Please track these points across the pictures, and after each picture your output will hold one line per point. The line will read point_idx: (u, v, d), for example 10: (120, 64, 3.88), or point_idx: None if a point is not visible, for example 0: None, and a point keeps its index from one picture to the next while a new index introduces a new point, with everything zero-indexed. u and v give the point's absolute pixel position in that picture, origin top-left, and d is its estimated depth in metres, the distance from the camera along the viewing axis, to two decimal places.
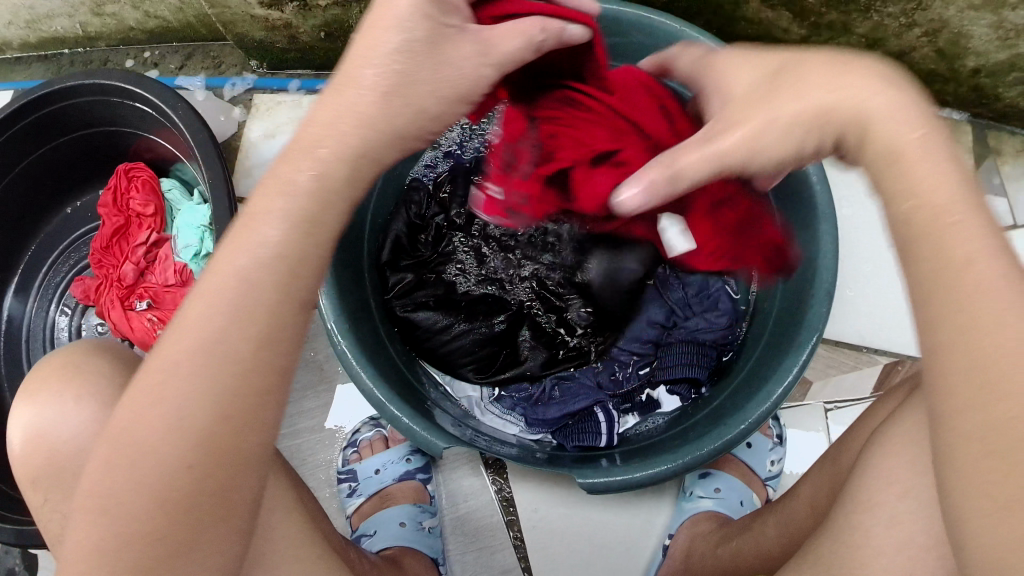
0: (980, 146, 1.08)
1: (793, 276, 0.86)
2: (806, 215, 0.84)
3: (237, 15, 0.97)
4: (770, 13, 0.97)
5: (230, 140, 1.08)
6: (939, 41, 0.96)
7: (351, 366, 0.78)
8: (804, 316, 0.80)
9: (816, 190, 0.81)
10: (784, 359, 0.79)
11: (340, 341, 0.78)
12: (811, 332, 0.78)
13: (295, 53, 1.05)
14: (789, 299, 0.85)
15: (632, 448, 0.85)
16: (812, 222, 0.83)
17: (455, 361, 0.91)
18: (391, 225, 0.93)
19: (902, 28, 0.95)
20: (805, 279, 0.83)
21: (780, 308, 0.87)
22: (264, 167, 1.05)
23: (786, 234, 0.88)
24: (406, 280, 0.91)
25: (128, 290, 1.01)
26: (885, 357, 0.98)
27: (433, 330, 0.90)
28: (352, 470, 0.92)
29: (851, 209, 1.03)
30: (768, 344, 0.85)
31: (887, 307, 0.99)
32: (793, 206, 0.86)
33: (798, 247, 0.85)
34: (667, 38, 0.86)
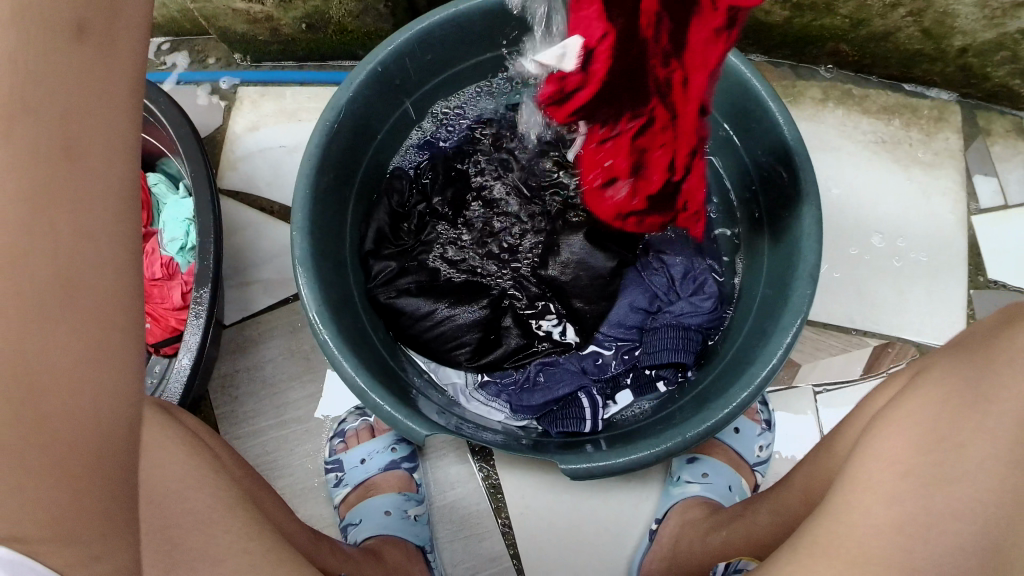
0: (969, 125, 1.08)
1: (778, 258, 0.85)
2: (785, 200, 0.84)
3: (219, 9, 0.99)
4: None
5: (213, 132, 1.08)
6: (924, 20, 0.96)
7: (333, 355, 0.78)
8: (788, 299, 0.79)
9: (797, 172, 0.81)
10: (769, 338, 0.79)
11: (321, 332, 0.78)
12: (796, 314, 0.77)
13: (277, 45, 1.07)
14: (775, 281, 0.84)
15: (618, 433, 0.85)
16: (795, 201, 0.82)
17: (440, 347, 0.91)
18: (373, 216, 0.94)
19: (886, 7, 0.95)
20: (790, 261, 0.82)
21: (765, 291, 0.86)
22: (250, 159, 1.05)
23: (768, 210, 0.88)
24: (389, 266, 0.91)
25: None
26: (875, 340, 0.98)
27: (415, 316, 0.90)
28: (339, 460, 0.92)
29: (840, 188, 1.05)
30: (754, 326, 0.84)
31: (874, 290, 1.01)
32: (775, 189, 0.86)
33: (782, 231, 0.85)
34: None
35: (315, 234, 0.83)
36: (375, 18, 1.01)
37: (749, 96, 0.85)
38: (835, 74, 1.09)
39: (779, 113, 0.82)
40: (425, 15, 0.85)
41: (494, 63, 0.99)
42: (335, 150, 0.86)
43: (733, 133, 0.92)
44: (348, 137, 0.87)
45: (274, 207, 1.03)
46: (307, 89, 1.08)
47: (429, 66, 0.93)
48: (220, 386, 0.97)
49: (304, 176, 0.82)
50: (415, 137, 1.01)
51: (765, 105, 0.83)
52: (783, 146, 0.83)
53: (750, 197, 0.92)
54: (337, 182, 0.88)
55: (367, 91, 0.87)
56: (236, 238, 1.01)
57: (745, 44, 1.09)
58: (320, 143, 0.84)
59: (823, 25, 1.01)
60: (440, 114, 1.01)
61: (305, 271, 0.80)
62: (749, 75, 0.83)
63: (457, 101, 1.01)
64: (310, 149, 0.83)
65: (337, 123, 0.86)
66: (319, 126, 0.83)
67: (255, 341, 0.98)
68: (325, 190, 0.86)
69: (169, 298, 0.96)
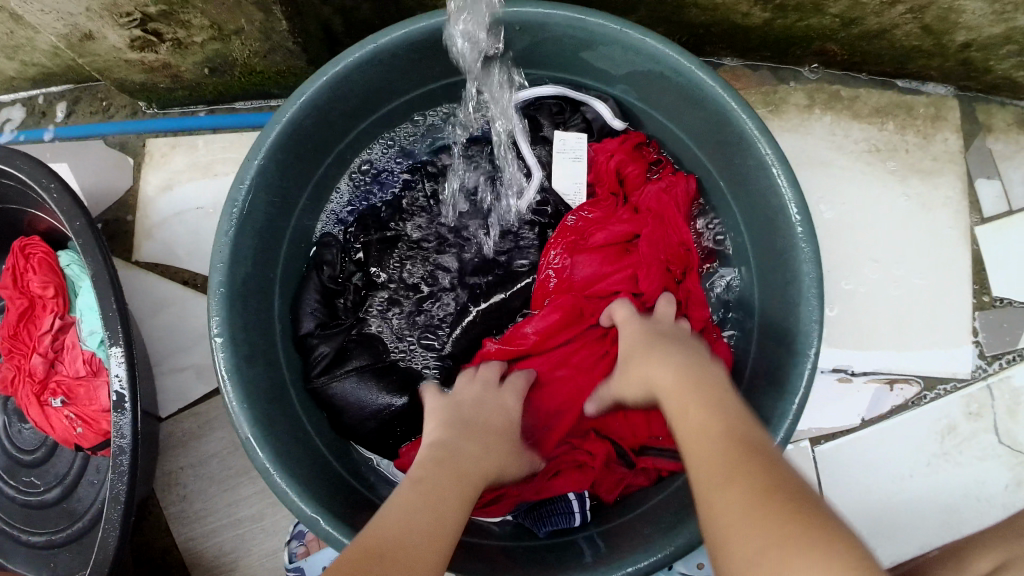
0: (968, 122, 0.97)
1: (776, 317, 0.79)
2: (776, 240, 0.79)
3: (109, 61, 0.90)
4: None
5: (125, 195, 0.97)
6: (925, 17, 0.86)
7: (270, 477, 0.70)
8: (786, 375, 0.74)
9: (793, 215, 0.75)
10: (774, 408, 0.73)
11: (257, 453, 0.71)
12: (792, 395, 0.72)
13: (183, 92, 0.97)
14: (770, 343, 0.79)
15: (612, 528, 0.77)
16: (785, 253, 0.78)
17: (381, 439, 0.83)
18: (304, 296, 0.86)
19: (883, 5, 0.85)
20: (788, 326, 0.77)
21: (759, 354, 0.81)
22: (165, 226, 0.95)
23: (757, 254, 0.84)
24: (324, 351, 0.84)
25: (43, 384, 0.88)
26: (876, 379, 0.91)
27: (353, 408, 0.82)
28: (299, 567, 0.83)
29: (832, 209, 0.95)
30: (752, 398, 0.79)
31: (872, 319, 0.93)
32: (763, 230, 0.82)
33: (776, 285, 0.80)
34: (607, 45, 0.82)
35: (239, 332, 0.76)
36: (285, 56, 0.92)
37: (732, 131, 0.80)
38: (821, 73, 0.99)
39: (767, 149, 0.76)
40: (339, 57, 0.78)
41: (408, 107, 0.93)
42: (257, 225, 0.80)
43: (712, 165, 0.88)
44: (265, 213, 0.81)
45: (198, 280, 0.93)
46: (221, 135, 0.98)
47: (349, 113, 0.87)
48: (164, 485, 0.88)
49: (218, 272, 0.76)
50: (341, 197, 0.94)
51: (749, 142, 0.78)
52: (769, 187, 0.78)
53: (736, 232, 0.88)
54: (259, 267, 0.81)
55: (279, 157, 0.81)
56: (161, 317, 0.92)
57: (719, 48, 0.97)
58: (235, 222, 0.77)
59: (810, 25, 0.90)
60: (355, 175, 0.94)
61: (233, 376, 0.73)
62: (733, 105, 0.77)
63: (378, 149, 0.95)
64: (224, 237, 0.76)
65: (253, 196, 0.79)
66: (228, 208, 0.77)
67: (196, 433, 0.89)
68: (244, 280, 0.78)
69: (97, 398, 0.88)
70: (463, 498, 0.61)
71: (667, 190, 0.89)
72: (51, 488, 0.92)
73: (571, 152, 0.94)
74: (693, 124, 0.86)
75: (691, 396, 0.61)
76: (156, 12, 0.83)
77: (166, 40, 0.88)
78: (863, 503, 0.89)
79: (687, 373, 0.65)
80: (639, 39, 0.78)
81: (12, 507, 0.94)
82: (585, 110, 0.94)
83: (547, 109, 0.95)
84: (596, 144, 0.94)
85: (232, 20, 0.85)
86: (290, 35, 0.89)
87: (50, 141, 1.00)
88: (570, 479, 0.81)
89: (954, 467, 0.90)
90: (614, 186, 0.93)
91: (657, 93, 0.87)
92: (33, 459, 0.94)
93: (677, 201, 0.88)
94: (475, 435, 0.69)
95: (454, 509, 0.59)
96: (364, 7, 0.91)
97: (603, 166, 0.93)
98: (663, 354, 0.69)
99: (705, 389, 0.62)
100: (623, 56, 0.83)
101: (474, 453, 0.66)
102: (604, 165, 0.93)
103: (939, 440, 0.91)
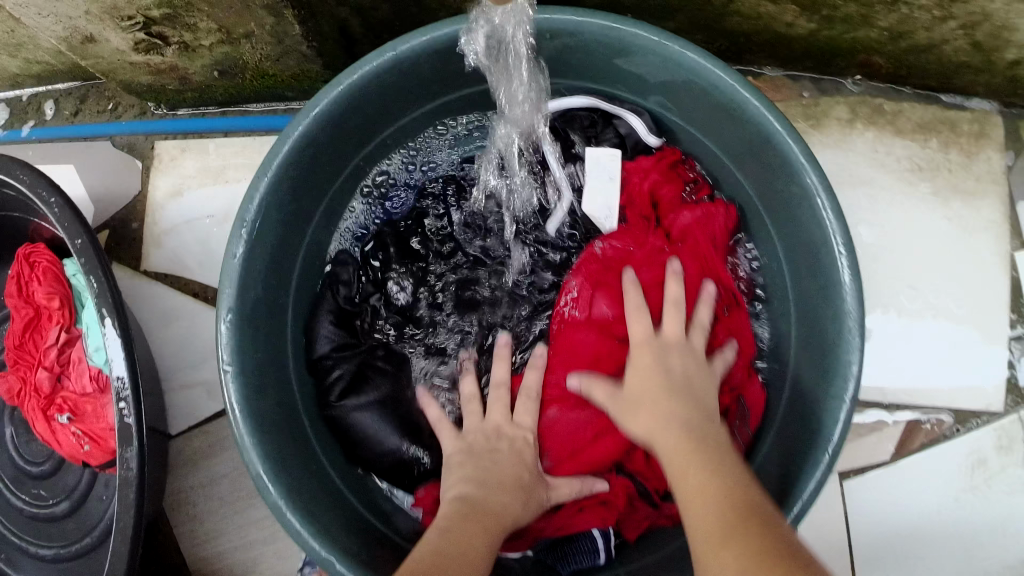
0: (1014, 140, 0.92)
1: (813, 356, 0.76)
2: (818, 272, 0.75)
3: (113, 63, 0.86)
4: (773, 7, 0.82)
5: (133, 200, 0.94)
6: (977, 33, 0.80)
7: (283, 516, 0.68)
8: (820, 421, 0.71)
9: (837, 249, 0.72)
10: (807, 452, 0.70)
11: (270, 490, 0.69)
12: (825, 443, 0.69)
13: (192, 93, 0.93)
14: (805, 383, 0.76)
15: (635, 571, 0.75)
16: (824, 290, 0.75)
17: (396, 466, 0.80)
18: (318, 320, 0.84)
19: (934, 20, 0.79)
20: (824, 368, 0.74)
21: (793, 393, 0.78)
22: (175, 233, 0.92)
23: (795, 286, 0.81)
24: (340, 379, 0.82)
25: (49, 400, 0.87)
26: (907, 415, 0.89)
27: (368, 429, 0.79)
28: None
29: (871, 233, 0.91)
30: (784, 439, 0.76)
31: (907, 348, 0.90)
32: (803, 261, 0.78)
33: (813, 322, 0.77)
34: (641, 55, 0.78)
35: (249, 359, 0.74)
36: (299, 62, 0.88)
37: (772, 156, 0.76)
38: (864, 86, 0.93)
39: (814, 178, 0.72)
40: (354, 68, 0.75)
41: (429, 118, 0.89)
42: (268, 245, 0.77)
43: (750, 188, 0.84)
44: (277, 231, 0.78)
45: (208, 292, 0.90)
46: (233, 139, 0.94)
47: (366, 123, 0.83)
48: (174, 505, 0.87)
49: (226, 296, 0.73)
50: (358, 214, 0.91)
51: (790, 169, 0.74)
52: (811, 218, 0.75)
53: (774, 262, 0.84)
54: (271, 289, 0.79)
55: (291, 173, 0.77)
56: (170, 331, 0.89)
57: (759, 57, 0.92)
58: (246, 243, 0.74)
59: (856, 37, 0.85)
60: (370, 190, 0.91)
61: (244, 408, 0.71)
62: (778, 126, 0.73)
63: (397, 159, 0.92)
64: (233, 258, 0.73)
65: (264, 215, 0.76)
66: (238, 228, 0.74)
67: (207, 453, 0.87)
68: (255, 305, 0.76)
69: (104, 416, 0.86)
70: (488, 533, 0.64)
71: (702, 222, 0.85)
72: (60, 501, 0.91)
73: (605, 173, 0.88)
74: (730, 145, 0.82)
75: (694, 459, 0.61)
76: (159, 16, 0.79)
77: (172, 42, 0.84)
78: (888, 538, 0.87)
79: (692, 432, 0.63)
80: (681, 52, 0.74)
81: (23, 520, 0.92)
82: (620, 123, 0.89)
83: (579, 122, 0.91)
84: (630, 162, 0.90)
85: (242, 23, 0.81)
86: (304, 38, 0.85)
87: (55, 142, 0.96)
88: (594, 515, 0.77)
89: (986, 503, 0.88)
90: (647, 208, 0.88)
91: (693, 107, 0.83)
92: (40, 472, 0.92)
93: (711, 235, 0.84)
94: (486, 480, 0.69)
95: (479, 537, 0.63)
96: (382, 8, 0.86)
97: (637, 187, 0.89)
98: (670, 407, 0.66)
99: (707, 452, 0.61)
100: (660, 67, 0.79)
101: (494, 491, 0.69)
102: (639, 186, 0.88)
103: (969, 475, 0.88)
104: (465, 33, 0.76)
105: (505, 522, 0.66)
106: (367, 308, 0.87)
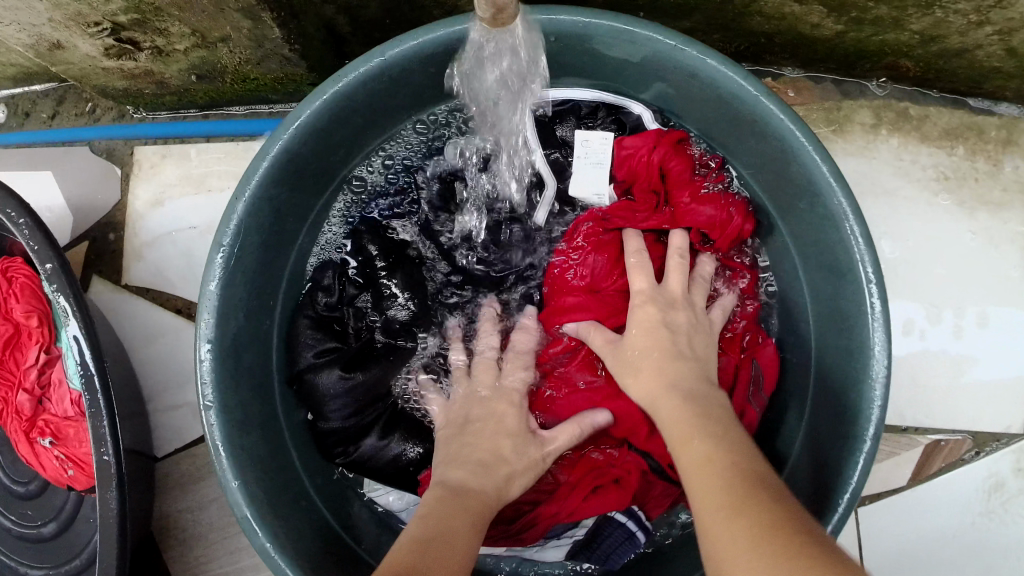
0: None
1: (834, 385, 0.71)
2: (841, 297, 0.71)
3: (86, 69, 0.83)
4: (798, 7, 0.77)
5: (113, 210, 0.90)
6: (1014, 38, 0.76)
7: (273, 562, 0.64)
8: (839, 460, 0.67)
9: (865, 273, 0.67)
10: (829, 486, 0.66)
11: (257, 534, 0.65)
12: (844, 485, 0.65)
13: (171, 97, 0.89)
14: (824, 415, 0.72)
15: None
16: (850, 317, 0.70)
17: (394, 473, 0.77)
18: (299, 332, 0.78)
19: (970, 25, 0.75)
20: (845, 400, 0.69)
21: (811, 421, 0.74)
22: (157, 246, 0.88)
23: (815, 308, 0.75)
24: (333, 375, 0.76)
25: (30, 422, 0.85)
26: (929, 436, 0.85)
27: (366, 442, 0.77)
28: None
29: (894, 247, 0.86)
30: (799, 472, 0.72)
31: (928, 367, 0.85)
32: (826, 282, 0.73)
33: (835, 349, 0.72)
34: (649, 56, 0.72)
35: (231, 393, 0.70)
36: (281, 64, 0.83)
37: (798, 169, 0.70)
38: (889, 89, 0.88)
39: (843, 196, 0.67)
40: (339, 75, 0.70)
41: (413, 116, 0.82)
42: (247, 271, 0.73)
43: (767, 199, 0.79)
44: (257, 254, 0.74)
45: (193, 308, 0.87)
46: (215, 145, 0.89)
47: (354, 134, 0.78)
48: (162, 529, 0.85)
49: (205, 326, 0.69)
50: (340, 213, 0.83)
51: (818, 185, 0.69)
52: (838, 239, 0.69)
53: (792, 276, 0.78)
54: (250, 315, 0.75)
55: (272, 192, 0.73)
56: (155, 349, 0.86)
57: (779, 57, 0.87)
58: (224, 267, 0.70)
59: (886, 40, 0.80)
60: (356, 192, 0.84)
61: (228, 447, 0.67)
62: (804, 139, 0.68)
63: (380, 159, 0.84)
64: (210, 286, 0.69)
65: (245, 237, 0.72)
66: (215, 251, 0.70)
67: (196, 476, 0.85)
68: (235, 335, 0.72)
69: (86, 440, 0.84)
70: (480, 503, 0.59)
71: (716, 217, 0.76)
72: (47, 522, 0.88)
73: (592, 158, 0.81)
74: (748, 153, 0.76)
75: (688, 419, 0.57)
76: (127, 21, 0.74)
77: (143, 48, 0.79)
78: (899, 560, 0.84)
79: (690, 398, 0.60)
80: (698, 56, 0.69)
81: (9, 539, 0.90)
82: (622, 113, 0.82)
83: (576, 112, 0.83)
84: (625, 142, 0.80)
85: (218, 27, 0.76)
86: (288, 41, 0.79)
87: (30, 147, 0.92)
88: (610, 498, 0.72)
89: (1005, 528, 0.84)
90: (655, 182, 0.79)
91: (705, 112, 0.77)
92: (26, 491, 0.90)
93: (723, 229, 0.76)
94: (468, 460, 0.63)
95: (461, 519, 0.55)
96: (372, 7, 0.80)
97: (641, 162, 0.79)
98: (672, 370, 0.63)
99: (707, 419, 0.57)
100: (672, 70, 0.73)
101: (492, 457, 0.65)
102: (644, 162, 0.79)
103: (985, 498, 0.85)
104: (458, 37, 0.71)
105: (489, 502, 0.60)
106: (352, 309, 0.81)
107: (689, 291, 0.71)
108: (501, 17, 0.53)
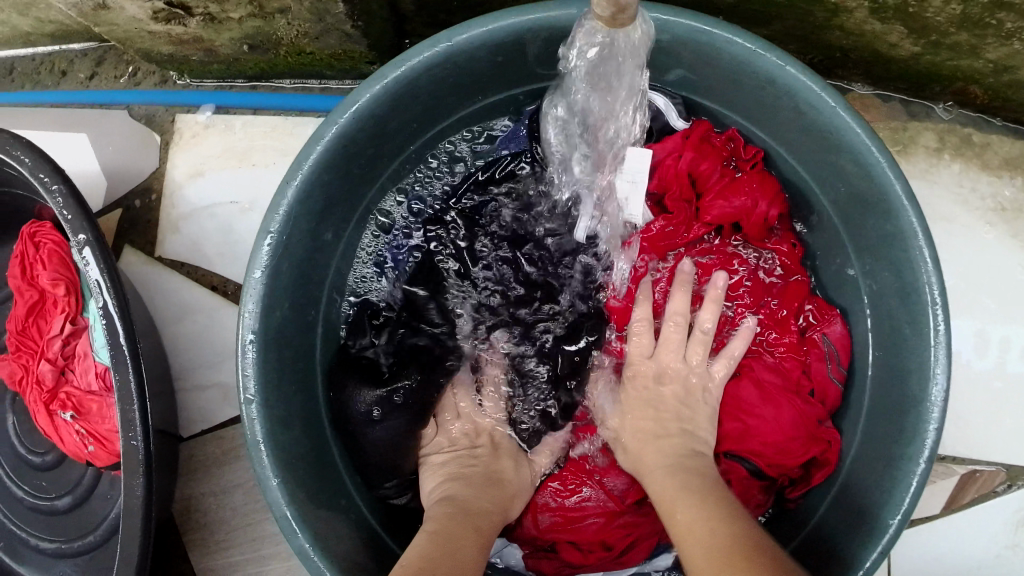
0: None
1: (887, 409, 0.69)
2: (903, 321, 0.68)
3: (131, 31, 0.79)
4: (879, 26, 0.75)
5: (149, 179, 0.86)
6: None
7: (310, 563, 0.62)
8: (889, 488, 0.65)
9: (928, 297, 0.65)
10: (878, 515, 0.65)
11: (295, 534, 0.63)
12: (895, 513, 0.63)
13: (218, 65, 0.86)
14: (872, 440, 0.70)
15: None
16: (910, 342, 0.67)
17: None
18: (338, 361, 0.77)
19: None
20: (897, 428, 0.67)
21: (861, 443, 0.72)
22: (194, 219, 0.85)
23: (875, 326, 0.73)
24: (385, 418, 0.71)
25: (51, 394, 0.82)
26: (962, 467, 0.85)
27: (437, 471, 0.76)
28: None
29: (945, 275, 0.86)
30: (842, 496, 0.71)
31: (968, 399, 0.85)
32: (885, 302, 0.71)
33: (891, 373, 0.70)
34: (720, 59, 0.69)
35: (273, 384, 0.68)
36: (340, 40, 0.79)
37: (868, 187, 0.68)
38: (955, 114, 0.87)
39: (913, 217, 0.64)
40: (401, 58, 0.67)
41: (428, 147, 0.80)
42: (293, 259, 0.70)
43: (830, 208, 0.76)
44: (303, 244, 0.71)
45: (229, 287, 0.84)
46: (261, 118, 0.86)
47: (409, 120, 0.75)
48: (182, 510, 0.83)
49: (249, 316, 0.66)
50: (372, 243, 0.81)
51: (888, 205, 0.66)
52: (904, 263, 0.67)
53: (851, 287, 0.76)
54: (296, 305, 0.72)
55: (323, 179, 0.70)
56: (185, 326, 0.83)
57: (850, 73, 0.86)
58: (270, 258, 0.67)
59: (960, 65, 0.79)
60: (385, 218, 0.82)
61: (269, 442, 0.65)
62: (879, 157, 0.65)
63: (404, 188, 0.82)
64: (255, 274, 0.67)
65: (291, 227, 0.69)
66: (262, 239, 0.67)
67: (220, 459, 0.83)
68: (280, 325, 0.70)
69: (110, 416, 0.81)
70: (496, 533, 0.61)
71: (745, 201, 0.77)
72: (61, 496, 0.85)
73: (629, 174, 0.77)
74: (812, 161, 0.73)
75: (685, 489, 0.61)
76: None
77: (195, 13, 0.76)
78: None
79: (678, 473, 0.64)
80: (775, 63, 0.66)
81: (21, 509, 0.88)
82: None
83: None
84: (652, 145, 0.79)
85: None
86: (350, 18, 0.76)
87: (66, 107, 0.89)
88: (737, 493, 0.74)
89: None
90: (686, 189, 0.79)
91: (769, 120, 0.74)
92: (41, 463, 0.87)
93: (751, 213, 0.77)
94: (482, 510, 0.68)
95: (469, 549, 0.59)
96: None
97: (669, 172, 0.78)
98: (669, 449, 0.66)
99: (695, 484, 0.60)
100: (744, 76, 0.70)
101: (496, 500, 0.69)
102: (672, 172, 0.78)
103: (1013, 533, 0.84)
104: (529, 30, 0.67)
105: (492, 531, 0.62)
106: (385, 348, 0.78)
107: (687, 349, 0.73)
108: (620, 18, 0.51)
